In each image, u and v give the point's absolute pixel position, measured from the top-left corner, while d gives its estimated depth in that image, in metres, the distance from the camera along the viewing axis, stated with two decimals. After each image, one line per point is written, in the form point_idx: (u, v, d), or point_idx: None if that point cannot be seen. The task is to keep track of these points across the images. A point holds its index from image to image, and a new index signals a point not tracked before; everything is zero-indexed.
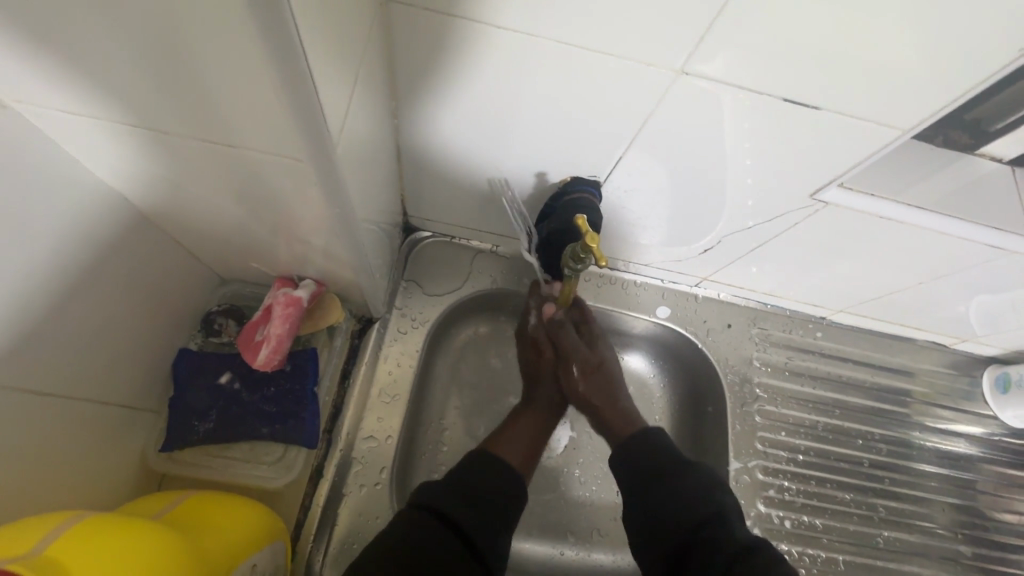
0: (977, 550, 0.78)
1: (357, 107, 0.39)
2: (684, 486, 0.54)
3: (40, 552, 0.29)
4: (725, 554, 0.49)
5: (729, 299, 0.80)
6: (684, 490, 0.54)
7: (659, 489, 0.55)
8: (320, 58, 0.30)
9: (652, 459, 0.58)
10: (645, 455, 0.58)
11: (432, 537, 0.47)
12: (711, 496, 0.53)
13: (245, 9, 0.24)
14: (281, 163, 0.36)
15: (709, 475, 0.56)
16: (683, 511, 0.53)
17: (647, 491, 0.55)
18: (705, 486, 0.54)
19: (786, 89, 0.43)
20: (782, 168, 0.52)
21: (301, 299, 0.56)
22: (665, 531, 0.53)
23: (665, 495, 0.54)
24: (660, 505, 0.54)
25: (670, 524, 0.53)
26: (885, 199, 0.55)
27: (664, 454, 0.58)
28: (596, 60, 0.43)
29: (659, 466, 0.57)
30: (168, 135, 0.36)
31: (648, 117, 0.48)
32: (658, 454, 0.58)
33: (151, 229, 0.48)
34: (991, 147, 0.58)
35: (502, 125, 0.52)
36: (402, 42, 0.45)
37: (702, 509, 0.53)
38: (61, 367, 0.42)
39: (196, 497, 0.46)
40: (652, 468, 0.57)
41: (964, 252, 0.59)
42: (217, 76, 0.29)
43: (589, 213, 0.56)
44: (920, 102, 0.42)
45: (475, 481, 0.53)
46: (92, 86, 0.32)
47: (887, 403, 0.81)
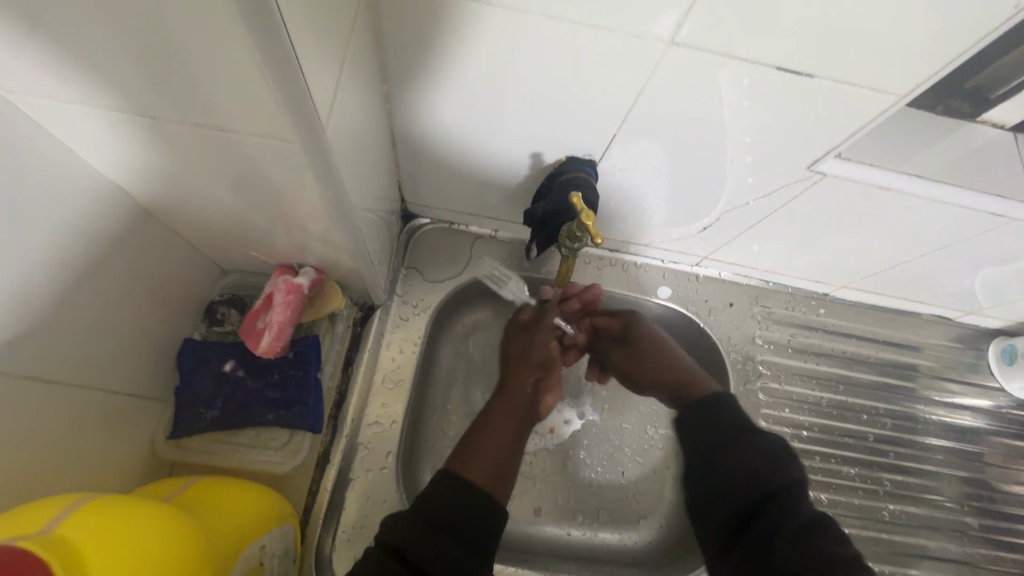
0: (984, 521, 0.78)
1: (345, 90, 0.38)
2: (746, 458, 0.48)
3: (51, 531, 0.29)
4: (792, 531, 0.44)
5: (730, 277, 0.79)
6: (749, 462, 0.48)
7: (720, 458, 0.50)
8: (302, 36, 0.29)
9: (715, 427, 0.52)
10: (712, 425, 0.52)
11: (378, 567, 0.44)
12: (779, 470, 0.47)
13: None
14: (270, 146, 0.36)
15: (774, 442, 0.50)
16: (744, 484, 0.48)
17: (710, 457, 0.50)
18: (769, 456, 0.48)
19: (780, 57, 0.42)
20: (785, 140, 0.51)
21: (302, 286, 0.56)
22: (726, 499, 0.48)
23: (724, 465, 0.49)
24: (726, 473, 0.49)
25: (733, 494, 0.48)
26: (884, 168, 0.54)
27: (722, 422, 0.52)
28: (587, 33, 0.43)
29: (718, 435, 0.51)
30: (158, 122, 0.36)
31: (641, 93, 0.48)
32: (720, 424, 0.52)
33: (149, 220, 0.48)
34: (992, 114, 0.57)
35: (495, 105, 0.52)
36: (389, 25, 0.44)
37: (768, 477, 0.47)
38: (66, 357, 0.43)
39: (205, 480, 0.47)
40: (720, 437, 0.51)
41: (967, 221, 0.58)
42: (201, 59, 0.29)
43: (584, 191, 0.56)
44: (919, 64, 0.42)
45: (447, 512, 0.49)
46: (80, 73, 0.32)
47: (893, 378, 0.81)
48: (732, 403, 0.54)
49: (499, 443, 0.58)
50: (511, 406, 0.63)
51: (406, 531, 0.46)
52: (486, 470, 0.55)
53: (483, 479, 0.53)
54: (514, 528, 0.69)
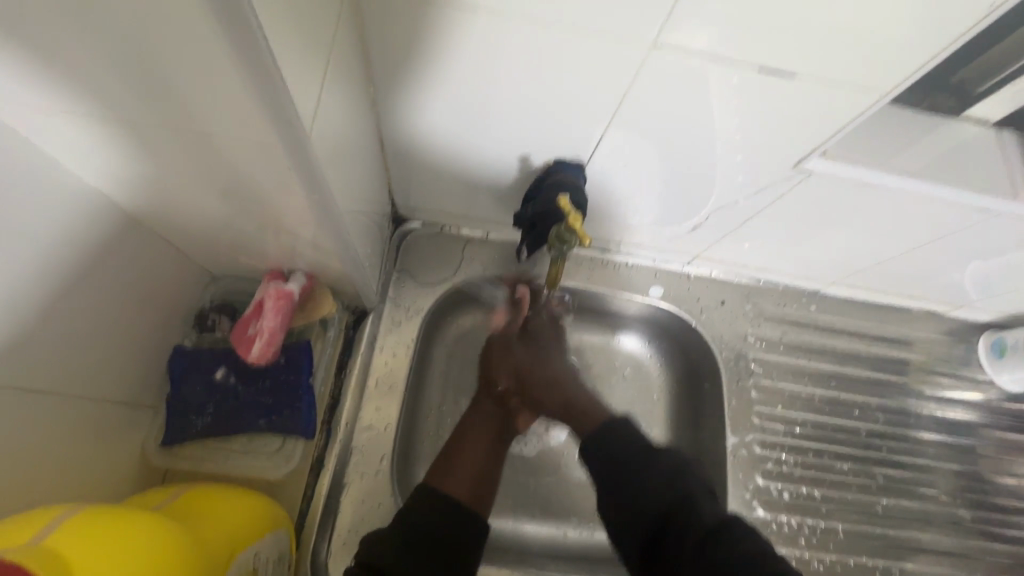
0: (977, 513, 0.78)
1: (329, 97, 0.39)
2: (646, 479, 0.47)
3: (39, 542, 0.29)
4: (696, 541, 0.44)
5: (721, 275, 0.80)
6: (646, 481, 0.47)
7: (625, 486, 0.48)
8: (283, 42, 0.30)
9: (615, 449, 0.51)
10: (611, 447, 0.51)
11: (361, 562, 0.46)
12: (676, 482, 0.47)
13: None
14: (256, 153, 0.36)
15: (672, 457, 0.49)
16: (644, 504, 0.46)
17: (613, 483, 0.49)
18: (668, 471, 0.48)
19: (760, 57, 0.43)
20: (769, 139, 0.52)
21: (292, 293, 0.56)
22: (629, 520, 0.47)
23: (630, 489, 0.47)
24: (629, 495, 0.47)
25: (636, 516, 0.46)
26: (869, 165, 0.55)
27: (626, 446, 0.50)
28: (567, 34, 0.43)
29: (619, 460, 0.50)
30: (143, 131, 0.36)
31: (625, 94, 0.48)
32: (619, 447, 0.50)
33: (137, 228, 0.48)
34: (975, 109, 0.58)
35: (481, 108, 0.52)
36: (375, 30, 0.45)
37: (667, 492, 0.46)
38: (55, 367, 0.42)
39: (196, 489, 0.47)
40: (620, 461, 0.49)
41: (953, 216, 0.59)
42: (185, 68, 0.29)
43: (572, 193, 0.56)
44: (897, 62, 0.42)
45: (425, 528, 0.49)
46: (64, 84, 0.32)
47: (885, 373, 0.82)
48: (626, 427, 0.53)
49: (476, 462, 0.60)
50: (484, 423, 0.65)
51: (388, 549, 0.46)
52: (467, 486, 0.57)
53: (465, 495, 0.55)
54: (510, 529, 0.69)
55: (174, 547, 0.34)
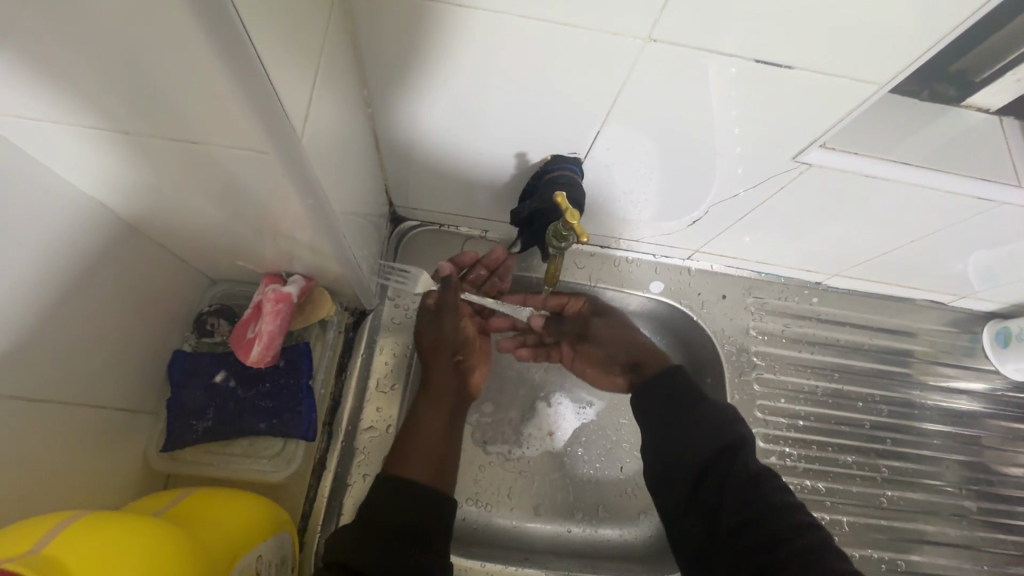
0: (983, 504, 0.78)
1: (320, 98, 0.38)
2: (703, 419, 0.57)
3: (38, 551, 0.29)
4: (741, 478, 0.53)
5: (722, 270, 0.79)
6: (705, 420, 0.57)
7: (687, 421, 0.58)
8: (270, 45, 0.29)
9: (677, 393, 0.61)
10: (675, 390, 0.61)
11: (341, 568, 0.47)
12: (733, 427, 0.57)
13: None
14: (245, 156, 0.36)
15: (724, 408, 0.59)
16: (702, 440, 0.56)
17: (678, 417, 0.59)
18: (725, 417, 0.57)
19: (760, 49, 0.42)
20: (768, 133, 0.51)
21: (292, 295, 0.56)
22: (687, 449, 0.56)
23: (688, 427, 0.58)
24: (689, 429, 0.57)
25: (695, 446, 0.56)
26: (870, 157, 0.54)
27: (683, 390, 0.61)
28: (566, 33, 0.43)
29: (680, 401, 0.60)
30: (129, 135, 0.35)
31: (621, 89, 0.48)
32: (677, 393, 0.61)
33: (134, 234, 0.48)
34: (976, 98, 0.57)
35: (476, 107, 0.52)
36: (366, 30, 0.44)
37: (723, 432, 0.56)
38: (54, 375, 0.42)
39: (198, 493, 0.47)
40: (682, 403, 0.60)
41: (954, 208, 0.58)
42: (170, 72, 0.29)
43: (570, 189, 0.56)
44: (901, 51, 0.41)
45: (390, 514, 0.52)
46: (49, 90, 0.32)
47: (888, 364, 0.81)
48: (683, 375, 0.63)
49: (437, 431, 0.62)
50: (437, 396, 0.65)
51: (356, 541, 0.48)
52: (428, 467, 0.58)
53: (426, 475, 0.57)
54: (513, 527, 0.69)
55: (178, 567, 0.34)
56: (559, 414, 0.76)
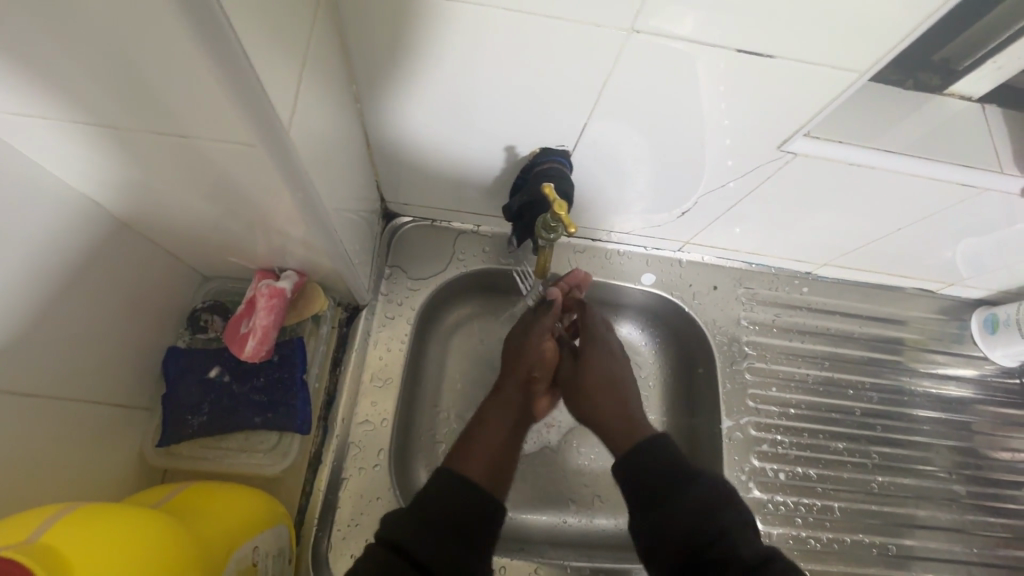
0: (973, 488, 0.79)
1: (307, 92, 0.39)
2: (677, 510, 0.49)
3: (36, 539, 0.30)
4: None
5: (713, 261, 0.80)
6: (680, 512, 0.49)
7: (662, 512, 0.50)
8: (256, 37, 0.30)
9: (652, 476, 0.52)
10: (647, 473, 0.52)
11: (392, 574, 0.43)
12: (711, 516, 0.48)
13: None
14: (233, 150, 0.36)
15: (714, 489, 0.50)
16: (679, 530, 0.48)
17: (651, 512, 0.50)
18: (710, 498, 0.49)
19: (739, 39, 0.43)
20: (754, 123, 0.52)
21: (285, 290, 0.57)
22: (668, 540, 0.48)
23: (670, 511, 0.49)
24: (662, 526, 0.49)
25: (671, 543, 0.48)
26: (855, 145, 0.55)
27: (665, 465, 0.53)
28: (547, 24, 0.43)
29: (655, 488, 0.51)
30: (120, 130, 0.36)
31: (606, 81, 0.48)
32: (655, 469, 0.52)
33: (124, 232, 0.48)
34: (959, 86, 0.58)
35: (463, 100, 0.52)
36: (353, 25, 0.44)
37: (702, 525, 0.47)
38: (47, 371, 0.43)
39: (195, 487, 0.47)
40: (658, 486, 0.51)
41: (938, 194, 0.59)
42: (155, 66, 0.29)
43: (558, 181, 0.56)
44: (880, 38, 0.42)
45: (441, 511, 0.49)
46: (37, 84, 0.32)
47: (879, 352, 0.82)
48: (667, 442, 0.55)
49: (499, 437, 0.60)
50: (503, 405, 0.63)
51: (409, 528, 0.46)
52: (483, 468, 0.55)
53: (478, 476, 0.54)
54: (509, 519, 0.70)
55: (173, 555, 0.34)
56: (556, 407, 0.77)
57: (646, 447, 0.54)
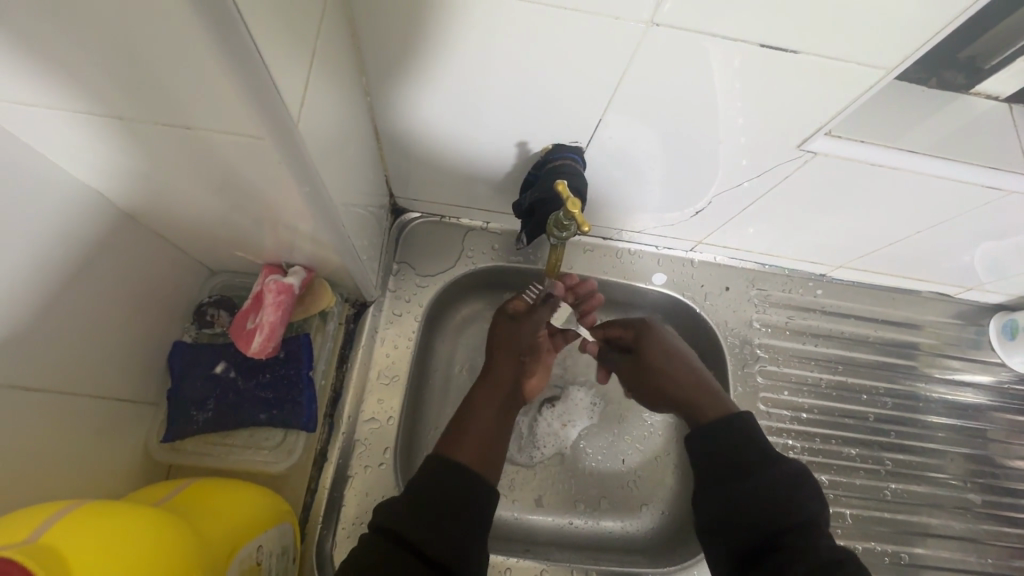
0: (988, 497, 0.78)
1: (317, 84, 0.38)
2: (756, 490, 0.50)
3: (37, 539, 0.30)
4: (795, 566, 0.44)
5: (725, 261, 0.79)
6: (760, 491, 0.49)
7: (739, 488, 0.51)
8: (265, 26, 0.29)
9: (736, 452, 0.53)
10: (728, 446, 0.54)
11: (402, 569, 0.43)
12: (789, 505, 0.48)
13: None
14: (241, 143, 0.35)
15: (795, 475, 0.50)
16: (755, 508, 0.49)
17: (729, 485, 0.51)
18: (790, 488, 0.49)
19: (766, 35, 0.41)
20: (773, 124, 0.51)
21: (293, 286, 0.56)
22: (742, 514, 0.49)
23: (749, 487, 0.50)
24: (739, 501, 0.50)
25: (745, 520, 0.49)
26: (877, 145, 0.53)
27: (742, 445, 0.54)
28: (568, 17, 0.42)
29: (733, 463, 0.53)
30: (125, 121, 0.35)
31: (623, 76, 0.47)
32: (737, 447, 0.54)
33: (132, 224, 0.48)
34: (986, 85, 0.56)
35: (477, 93, 0.51)
36: (363, 16, 0.43)
37: (779, 511, 0.48)
38: (51, 366, 0.42)
39: (200, 483, 0.47)
40: (736, 461, 0.53)
41: (962, 196, 0.57)
42: (161, 57, 0.28)
43: (572, 178, 0.55)
44: (911, 36, 0.40)
45: (434, 496, 0.49)
46: (43, 75, 0.31)
47: (893, 357, 0.81)
48: (752, 424, 0.55)
49: (489, 417, 0.60)
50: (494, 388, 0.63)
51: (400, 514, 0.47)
52: (475, 452, 0.56)
53: (470, 461, 0.54)
54: (515, 519, 0.69)
55: (177, 555, 0.34)
56: (571, 408, 0.76)
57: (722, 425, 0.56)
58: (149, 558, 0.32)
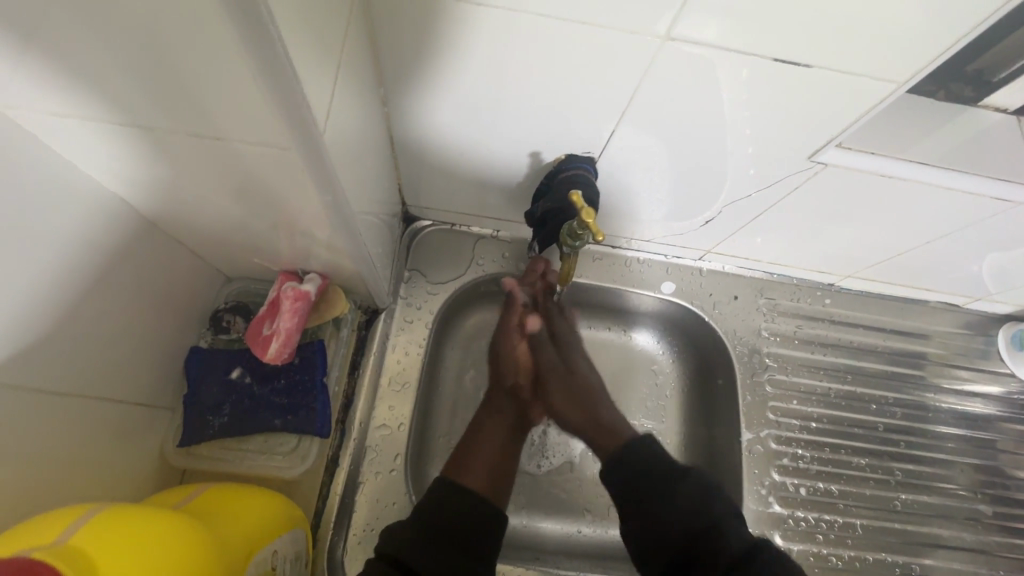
0: (998, 508, 0.77)
1: (341, 96, 0.39)
2: (671, 504, 0.50)
3: (64, 541, 0.30)
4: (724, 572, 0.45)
5: (734, 270, 0.79)
6: (672, 504, 0.50)
7: (652, 509, 0.51)
8: (296, 40, 0.30)
9: (642, 475, 0.53)
10: (638, 474, 0.53)
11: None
12: (699, 511, 0.49)
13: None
14: (266, 152, 0.36)
15: (699, 480, 0.51)
16: (672, 521, 0.49)
17: (643, 508, 0.51)
18: (698, 495, 0.50)
19: (777, 49, 0.42)
20: (785, 135, 0.51)
21: (309, 293, 0.57)
22: (662, 535, 0.49)
23: (662, 501, 0.50)
24: (657, 520, 0.50)
25: (666, 539, 0.49)
26: (886, 157, 0.54)
27: (654, 463, 0.53)
28: (581, 32, 0.42)
29: (648, 483, 0.52)
30: (155, 131, 0.36)
31: (636, 90, 0.48)
32: (647, 466, 0.53)
33: (152, 231, 0.49)
34: (994, 97, 0.57)
35: (491, 104, 0.52)
36: (384, 29, 0.44)
37: (690, 518, 0.49)
38: (74, 370, 0.43)
39: (217, 487, 0.48)
40: (650, 485, 0.52)
41: (969, 207, 0.58)
42: (196, 69, 0.29)
43: (584, 189, 0.56)
44: (920, 50, 0.41)
45: (441, 518, 0.50)
46: (80, 87, 0.32)
47: (902, 367, 0.81)
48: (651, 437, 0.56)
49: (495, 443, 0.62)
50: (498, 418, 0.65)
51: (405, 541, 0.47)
52: (484, 477, 0.57)
53: (479, 487, 0.56)
54: (525, 528, 0.69)
55: (200, 558, 0.34)
56: None
57: (633, 453, 0.55)
58: (175, 560, 0.33)
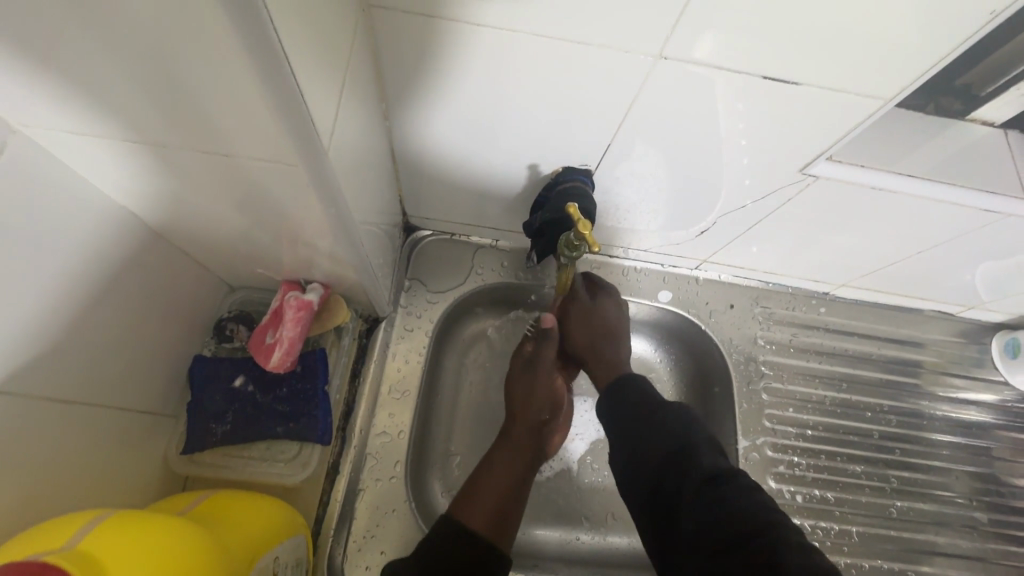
0: (994, 516, 0.78)
1: (345, 112, 0.40)
2: (649, 430, 0.51)
3: (75, 545, 0.31)
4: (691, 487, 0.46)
5: (730, 279, 0.80)
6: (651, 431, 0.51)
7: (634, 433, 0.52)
8: (303, 62, 0.31)
9: (628, 404, 0.55)
10: (624, 403, 0.55)
11: None
12: (676, 434, 0.50)
13: (216, 1, 0.25)
14: (272, 168, 0.37)
15: (681, 412, 0.52)
16: (650, 442, 0.51)
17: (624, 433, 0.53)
18: (678, 423, 0.51)
19: (767, 66, 0.44)
20: (777, 148, 0.53)
21: (312, 303, 0.58)
22: (640, 458, 0.51)
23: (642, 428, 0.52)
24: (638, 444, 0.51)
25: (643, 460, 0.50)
26: (876, 170, 0.55)
27: (637, 398, 0.55)
28: (576, 49, 0.44)
29: (631, 412, 0.54)
30: (166, 149, 0.37)
31: (631, 105, 0.49)
32: (631, 398, 0.55)
33: (159, 241, 0.50)
34: (982, 111, 0.58)
35: (490, 118, 0.53)
36: (387, 47, 0.46)
37: (668, 439, 0.50)
38: (82, 378, 0.44)
39: (219, 495, 0.48)
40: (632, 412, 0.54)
41: (958, 218, 0.59)
42: (208, 90, 0.31)
43: (582, 200, 0.57)
44: (906, 67, 0.42)
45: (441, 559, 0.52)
46: (95, 107, 0.34)
47: (897, 375, 0.81)
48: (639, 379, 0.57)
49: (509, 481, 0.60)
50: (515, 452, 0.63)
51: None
52: (491, 514, 0.57)
53: (482, 525, 0.56)
54: (524, 535, 0.70)
55: (205, 562, 0.35)
56: (578, 424, 0.76)
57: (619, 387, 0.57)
58: (181, 563, 0.33)
